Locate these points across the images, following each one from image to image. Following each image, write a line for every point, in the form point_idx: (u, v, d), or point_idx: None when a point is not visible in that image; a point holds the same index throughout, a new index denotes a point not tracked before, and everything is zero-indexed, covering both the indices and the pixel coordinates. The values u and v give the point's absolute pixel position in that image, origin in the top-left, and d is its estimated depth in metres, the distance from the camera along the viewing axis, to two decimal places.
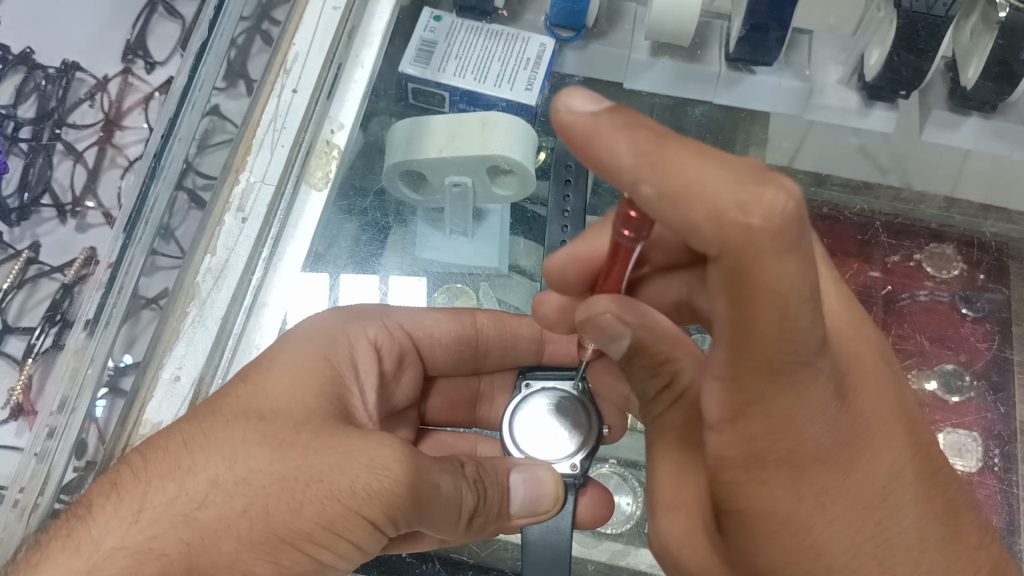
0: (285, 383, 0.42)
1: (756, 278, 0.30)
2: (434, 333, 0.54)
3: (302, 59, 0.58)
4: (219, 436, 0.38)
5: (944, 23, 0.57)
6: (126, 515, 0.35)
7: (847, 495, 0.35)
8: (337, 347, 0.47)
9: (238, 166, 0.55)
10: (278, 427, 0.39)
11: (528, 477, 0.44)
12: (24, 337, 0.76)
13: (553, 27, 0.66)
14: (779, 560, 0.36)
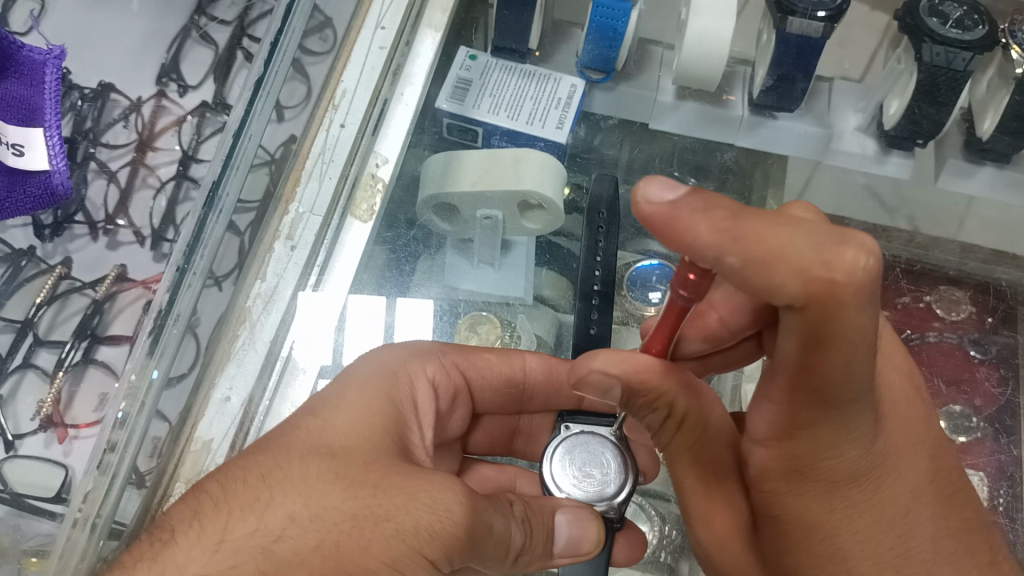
0: (342, 426, 0.43)
1: (834, 328, 0.33)
2: (487, 371, 0.56)
3: (350, 96, 0.61)
4: (295, 473, 0.38)
5: (963, 77, 0.60)
6: (209, 544, 0.35)
7: (873, 510, 0.39)
8: (397, 385, 0.48)
9: (288, 198, 0.57)
10: (342, 469, 0.39)
11: (570, 515, 0.46)
12: (54, 350, 0.78)
13: (584, 70, 0.70)
14: (808, 561, 0.40)
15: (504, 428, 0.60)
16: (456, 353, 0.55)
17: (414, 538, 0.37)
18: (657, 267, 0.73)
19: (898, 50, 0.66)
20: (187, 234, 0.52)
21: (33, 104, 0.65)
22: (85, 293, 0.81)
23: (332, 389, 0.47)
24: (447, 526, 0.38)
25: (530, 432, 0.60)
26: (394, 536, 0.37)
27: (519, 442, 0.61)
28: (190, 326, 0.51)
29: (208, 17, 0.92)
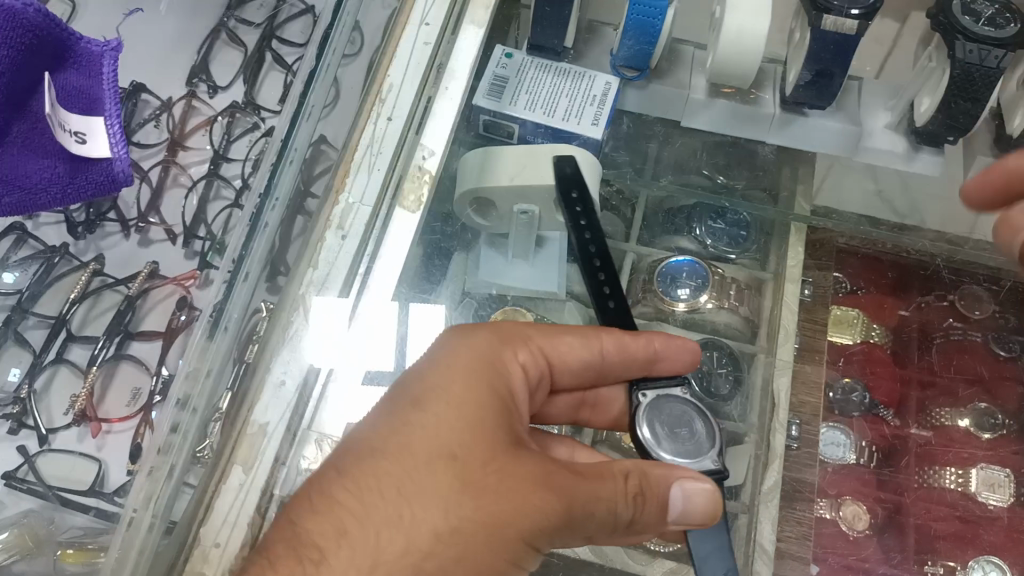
0: (448, 422, 0.45)
1: None
2: (568, 354, 0.55)
3: (396, 90, 0.60)
4: (423, 486, 0.42)
5: (997, 73, 0.61)
6: (364, 567, 0.39)
7: None
8: (499, 373, 0.50)
9: (338, 188, 0.56)
10: (447, 473, 0.43)
11: (689, 484, 0.46)
12: (87, 346, 0.80)
13: (619, 67, 0.71)
14: None
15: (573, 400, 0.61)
16: (537, 333, 0.54)
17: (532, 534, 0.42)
18: (687, 263, 0.73)
19: (930, 49, 0.67)
20: (238, 244, 0.53)
21: (93, 94, 0.58)
22: (116, 289, 0.83)
23: (432, 368, 0.49)
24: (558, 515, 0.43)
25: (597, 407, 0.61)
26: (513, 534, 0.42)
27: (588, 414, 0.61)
28: (243, 337, 0.51)
29: (236, 18, 0.93)
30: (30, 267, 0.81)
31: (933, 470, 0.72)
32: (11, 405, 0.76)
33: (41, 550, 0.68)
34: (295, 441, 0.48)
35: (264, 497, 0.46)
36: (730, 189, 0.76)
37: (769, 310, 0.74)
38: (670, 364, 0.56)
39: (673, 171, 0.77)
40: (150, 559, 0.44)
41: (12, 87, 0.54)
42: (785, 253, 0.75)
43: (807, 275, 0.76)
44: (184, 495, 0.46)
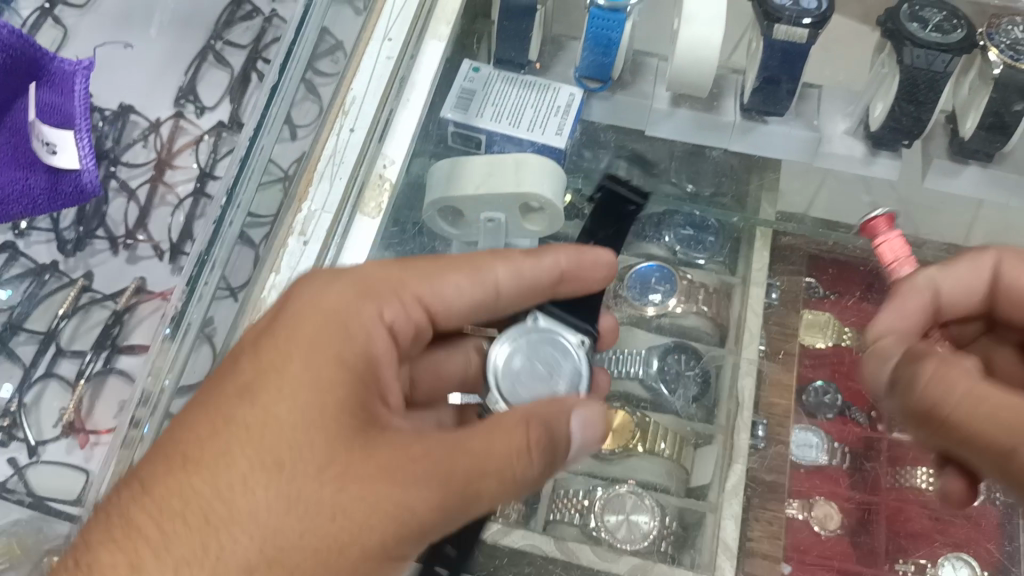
0: (295, 383, 0.42)
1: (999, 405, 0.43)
2: (448, 290, 0.53)
3: (358, 103, 0.63)
4: (294, 453, 0.40)
5: (943, 78, 0.63)
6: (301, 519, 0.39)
7: None
8: (349, 337, 0.46)
9: (299, 197, 0.60)
10: (312, 439, 0.41)
11: (587, 417, 0.49)
12: (75, 360, 0.82)
13: (581, 78, 0.74)
14: None
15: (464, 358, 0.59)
16: (411, 277, 0.51)
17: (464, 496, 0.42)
18: (655, 268, 0.75)
19: (882, 55, 0.69)
20: (200, 247, 0.55)
21: (63, 111, 0.72)
22: (105, 304, 0.84)
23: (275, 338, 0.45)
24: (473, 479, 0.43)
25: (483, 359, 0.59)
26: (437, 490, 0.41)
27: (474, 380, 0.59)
28: (200, 335, 0.54)
29: (222, 41, 0.96)
30: (21, 284, 0.84)
31: (906, 470, 0.70)
32: (3, 417, 0.78)
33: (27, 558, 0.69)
34: None
35: None
36: (697, 197, 0.77)
37: (737, 317, 0.74)
38: (576, 274, 0.55)
39: (641, 177, 0.78)
40: None
41: None
42: (752, 260, 0.76)
43: (773, 277, 0.76)
44: None
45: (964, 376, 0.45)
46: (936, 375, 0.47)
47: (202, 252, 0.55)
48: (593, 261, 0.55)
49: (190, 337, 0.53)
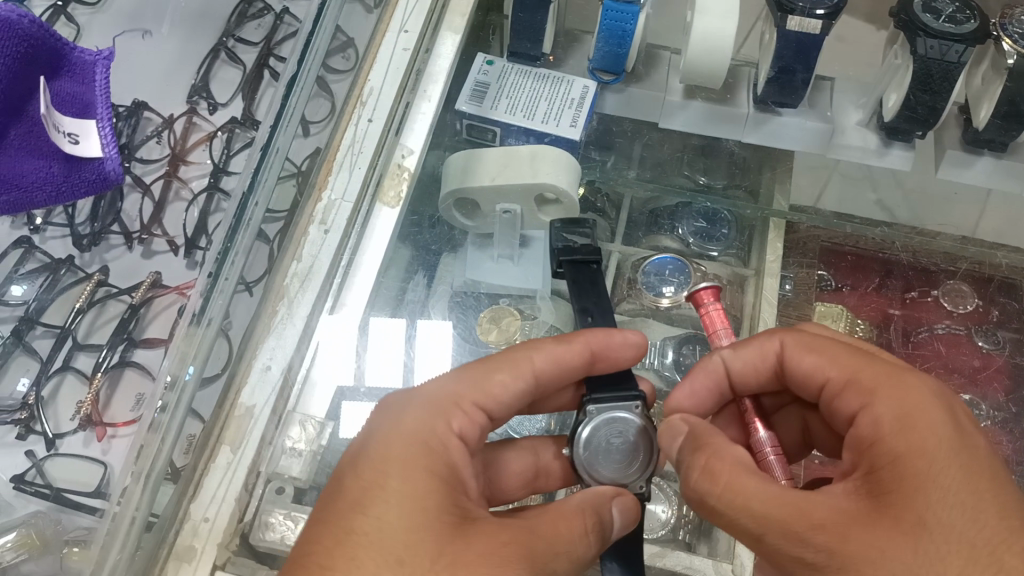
0: (398, 495, 0.41)
1: (874, 388, 0.46)
2: (502, 392, 0.49)
3: (376, 94, 0.65)
4: (400, 534, 0.40)
5: (956, 68, 0.63)
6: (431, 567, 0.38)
7: (929, 490, 0.40)
8: (435, 452, 0.44)
9: (320, 186, 0.61)
10: (422, 542, 0.39)
11: (624, 505, 0.47)
12: (92, 354, 0.82)
13: (595, 71, 0.73)
14: (929, 512, 0.39)
15: (526, 459, 0.56)
16: (467, 388, 0.49)
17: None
18: (670, 260, 0.76)
19: (895, 47, 0.69)
20: (221, 238, 0.54)
21: (86, 101, 0.62)
22: (121, 299, 0.85)
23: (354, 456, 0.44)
24: (551, 564, 0.42)
25: (548, 466, 0.57)
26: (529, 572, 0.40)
27: (543, 480, 0.57)
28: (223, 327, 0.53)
29: (234, 38, 0.97)
30: (37, 279, 0.84)
31: None
32: (20, 411, 0.77)
33: (48, 549, 0.71)
34: (279, 421, 0.53)
35: (250, 474, 0.51)
36: (709, 189, 0.78)
37: (751, 305, 0.74)
38: (609, 350, 0.51)
39: (654, 170, 0.79)
40: (132, 556, 0.47)
41: (19, 94, 0.57)
42: (765, 250, 0.76)
43: (787, 270, 0.77)
44: (166, 494, 0.49)
45: (819, 344, 0.50)
46: (794, 343, 0.51)
47: (225, 243, 0.54)
48: (622, 337, 0.51)
49: (212, 331, 0.52)
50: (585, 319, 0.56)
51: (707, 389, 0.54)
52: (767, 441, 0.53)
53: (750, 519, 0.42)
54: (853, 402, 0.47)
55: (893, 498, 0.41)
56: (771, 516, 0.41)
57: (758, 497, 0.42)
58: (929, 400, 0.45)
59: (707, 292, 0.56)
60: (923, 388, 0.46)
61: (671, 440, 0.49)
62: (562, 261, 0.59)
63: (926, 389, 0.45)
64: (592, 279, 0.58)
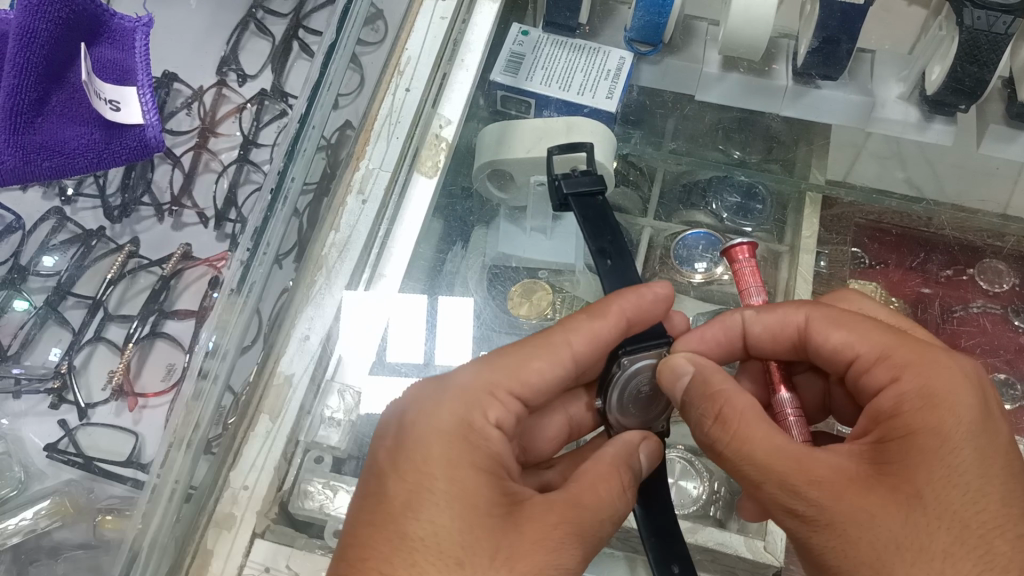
0: (446, 496, 0.41)
1: (904, 362, 0.45)
2: (540, 381, 0.48)
3: (413, 63, 0.64)
4: (454, 537, 0.39)
5: (1005, 39, 0.61)
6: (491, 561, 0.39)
7: (947, 470, 0.40)
8: (475, 446, 0.44)
9: (358, 156, 0.60)
10: (477, 542, 0.39)
11: (650, 447, 0.49)
12: (123, 325, 0.82)
13: (632, 42, 0.72)
14: (939, 491, 0.39)
15: (559, 420, 0.56)
16: (502, 375, 0.47)
17: (595, 546, 0.42)
18: (704, 235, 0.75)
19: (939, 18, 0.67)
20: (260, 210, 0.54)
21: (126, 68, 0.61)
22: (152, 271, 0.85)
23: (396, 448, 0.44)
24: (599, 532, 0.42)
25: (578, 420, 0.57)
26: (579, 549, 0.41)
27: (576, 433, 0.58)
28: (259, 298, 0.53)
29: (263, 9, 0.95)
30: (69, 250, 0.84)
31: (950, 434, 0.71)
32: (53, 379, 0.78)
33: (81, 517, 0.70)
34: (316, 391, 0.53)
35: (289, 443, 0.51)
36: (744, 163, 0.78)
37: (784, 283, 0.73)
38: (639, 311, 0.50)
39: (688, 142, 0.78)
40: (173, 523, 0.47)
41: (60, 60, 0.57)
42: (800, 225, 0.75)
43: (822, 246, 0.77)
44: (204, 464, 0.50)
45: (849, 319, 0.48)
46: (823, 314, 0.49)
47: (264, 217, 0.54)
48: (651, 294, 0.50)
49: (250, 305, 0.53)
50: (602, 262, 0.53)
51: (719, 339, 0.53)
52: (789, 402, 0.52)
53: (753, 468, 0.41)
54: (881, 377, 0.46)
55: (898, 469, 0.41)
56: (774, 469, 0.41)
57: (765, 446, 0.42)
58: (957, 377, 0.43)
59: (745, 246, 0.54)
60: (954, 367, 0.44)
61: (676, 380, 0.47)
62: (565, 193, 0.57)
63: (955, 366, 0.44)
64: (598, 212, 0.56)
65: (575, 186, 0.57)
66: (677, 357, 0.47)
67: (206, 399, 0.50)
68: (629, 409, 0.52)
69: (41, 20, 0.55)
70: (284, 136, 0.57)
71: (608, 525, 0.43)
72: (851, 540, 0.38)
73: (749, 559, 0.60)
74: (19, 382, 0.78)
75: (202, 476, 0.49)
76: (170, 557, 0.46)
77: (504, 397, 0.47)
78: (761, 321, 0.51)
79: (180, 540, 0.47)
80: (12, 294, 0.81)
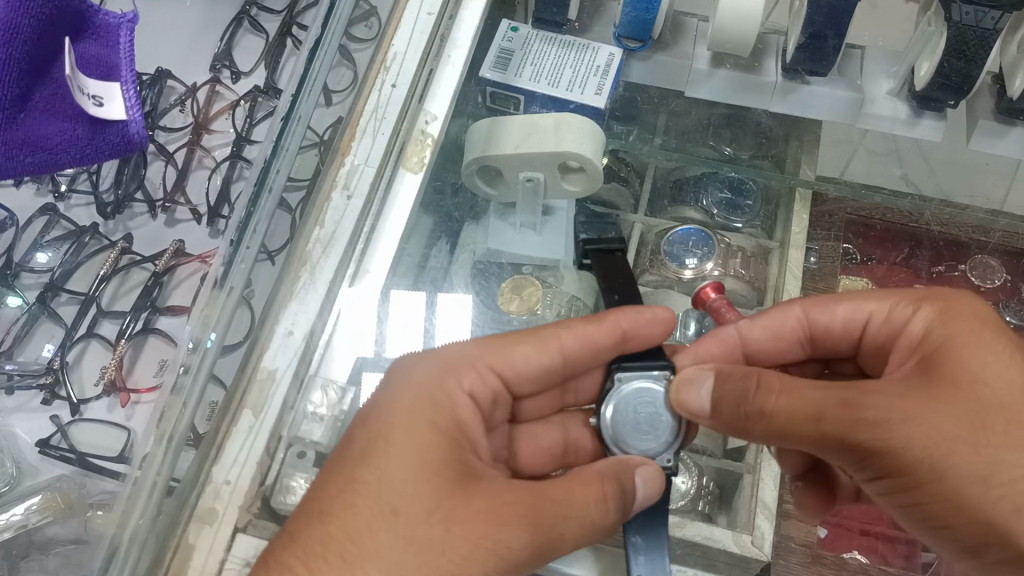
0: (399, 447, 0.44)
1: (907, 308, 0.52)
2: (521, 364, 0.52)
3: (400, 58, 0.63)
4: (398, 487, 0.42)
5: (992, 34, 0.61)
6: (421, 515, 0.41)
7: (985, 354, 0.46)
8: (440, 408, 0.47)
9: (343, 150, 0.60)
10: (418, 490, 0.42)
11: (651, 474, 0.48)
12: (116, 321, 0.82)
13: (620, 37, 0.72)
14: (988, 369, 0.45)
15: (555, 434, 0.58)
16: (487, 351, 0.52)
17: (555, 542, 0.43)
18: (694, 230, 0.74)
19: (928, 13, 0.67)
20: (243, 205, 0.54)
21: (111, 63, 0.60)
22: (145, 266, 0.85)
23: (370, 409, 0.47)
24: (560, 528, 0.43)
25: (576, 440, 0.58)
26: (529, 533, 0.42)
27: (573, 456, 0.58)
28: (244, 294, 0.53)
29: (257, 6, 0.95)
30: (62, 246, 0.84)
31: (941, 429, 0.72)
32: (45, 375, 0.78)
33: (72, 512, 0.71)
34: (301, 387, 0.53)
35: (272, 439, 0.51)
36: (735, 160, 0.79)
37: (775, 278, 0.74)
38: (638, 327, 0.52)
39: (678, 139, 0.79)
40: (155, 517, 0.47)
41: (43, 55, 0.56)
42: (791, 222, 0.76)
43: (812, 241, 0.79)
44: (187, 458, 0.50)
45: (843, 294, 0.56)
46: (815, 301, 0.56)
47: (248, 212, 0.54)
48: (651, 314, 0.52)
49: (232, 301, 0.53)
50: (610, 297, 0.58)
51: (722, 350, 0.56)
52: None
53: (805, 408, 0.45)
54: (896, 321, 0.52)
55: (937, 380, 0.46)
56: (827, 399, 0.45)
57: (811, 390, 0.46)
58: (958, 297, 0.51)
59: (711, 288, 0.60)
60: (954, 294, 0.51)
61: (694, 390, 0.49)
62: (585, 249, 0.63)
63: (952, 293, 0.52)
64: (614, 263, 0.62)
65: (594, 242, 0.63)
66: (689, 374, 0.50)
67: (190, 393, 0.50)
68: (630, 437, 0.52)
69: (24, 16, 0.54)
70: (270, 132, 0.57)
71: (573, 523, 0.43)
72: (920, 430, 0.43)
73: (736, 553, 0.60)
74: (12, 377, 0.78)
75: (186, 470, 0.49)
76: (152, 551, 0.47)
77: (482, 370, 0.51)
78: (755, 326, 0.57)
79: (161, 536, 0.47)
80: (6, 290, 0.81)
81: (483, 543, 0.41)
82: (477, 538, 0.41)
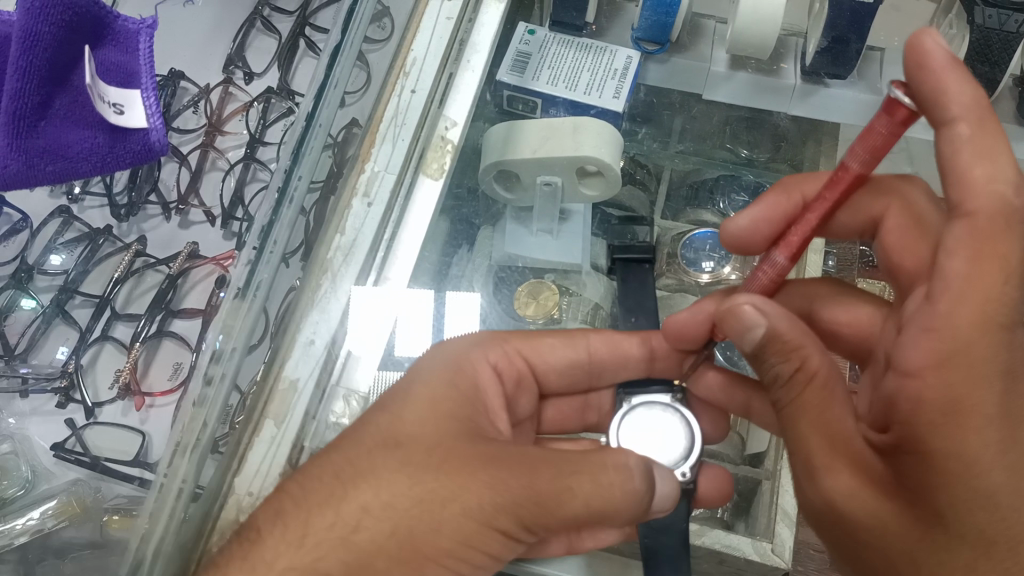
0: (423, 399, 0.52)
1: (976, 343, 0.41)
2: (547, 354, 0.61)
3: (419, 64, 0.63)
4: (416, 432, 0.49)
5: (1017, 36, 0.62)
6: (427, 460, 0.47)
7: (971, 483, 0.40)
8: (463, 373, 0.55)
9: (363, 158, 0.60)
10: (437, 427, 0.50)
11: (670, 482, 0.49)
12: (130, 324, 0.83)
13: (638, 40, 0.72)
14: (957, 501, 0.40)
15: None
16: (514, 336, 0.60)
17: (562, 496, 0.45)
18: (711, 234, 0.74)
19: (951, 15, 0.66)
20: (265, 212, 0.53)
21: (130, 70, 0.60)
22: (159, 269, 0.85)
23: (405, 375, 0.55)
24: (564, 483, 0.45)
25: None
26: (525, 486, 0.45)
27: None
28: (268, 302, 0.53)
29: (270, 7, 0.94)
30: (76, 249, 0.84)
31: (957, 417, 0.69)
32: (60, 378, 0.78)
33: (87, 517, 0.70)
34: (321, 395, 0.53)
35: (294, 449, 0.51)
36: (752, 162, 0.81)
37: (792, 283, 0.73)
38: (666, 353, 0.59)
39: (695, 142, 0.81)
40: (179, 525, 0.47)
41: (64, 62, 0.56)
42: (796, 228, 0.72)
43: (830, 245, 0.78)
44: (212, 465, 0.50)
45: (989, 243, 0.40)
46: (968, 139, 0.42)
47: (270, 217, 0.53)
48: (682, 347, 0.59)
49: (256, 309, 0.52)
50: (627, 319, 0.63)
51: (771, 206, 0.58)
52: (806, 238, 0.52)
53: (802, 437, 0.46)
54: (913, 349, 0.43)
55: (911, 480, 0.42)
56: (812, 446, 0.45)
57: (809, 424, 0.46)
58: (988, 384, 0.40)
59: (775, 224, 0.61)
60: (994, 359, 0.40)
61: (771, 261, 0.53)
62: (614, 255, 0.63)
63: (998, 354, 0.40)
64: (642, 277, 0.63)
65: (624, 250, 0.64)
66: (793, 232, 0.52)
67: (210, 405, 0.49)
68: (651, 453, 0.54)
69: (42, 23, 0.55)
70: (290, 137, 0.56)
71: (583, 482, 0.45)
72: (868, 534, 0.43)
73: (756, 561, 0.60)
74: (27, 381, 0.78)
75: (209, 478, 0.49)
76: (175, 562, 0.47)
77: (511, 355, 0.60)
78: (961, 85, 0.42)
79: (185, 550, 0.47)
80: (19, 293, 0.81)
81: (479, 479, 0.45)
82: (474, 478, 0.45)
